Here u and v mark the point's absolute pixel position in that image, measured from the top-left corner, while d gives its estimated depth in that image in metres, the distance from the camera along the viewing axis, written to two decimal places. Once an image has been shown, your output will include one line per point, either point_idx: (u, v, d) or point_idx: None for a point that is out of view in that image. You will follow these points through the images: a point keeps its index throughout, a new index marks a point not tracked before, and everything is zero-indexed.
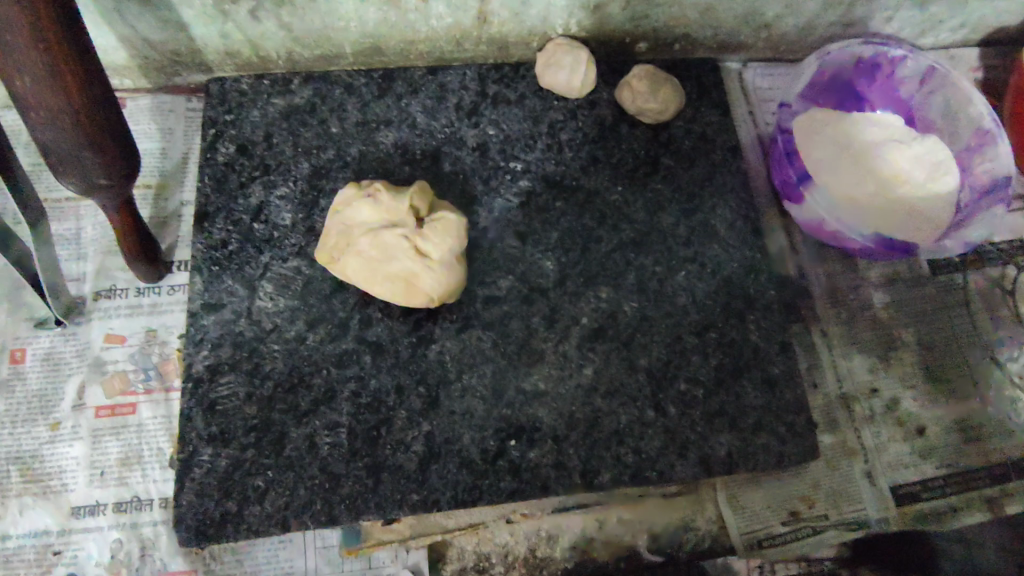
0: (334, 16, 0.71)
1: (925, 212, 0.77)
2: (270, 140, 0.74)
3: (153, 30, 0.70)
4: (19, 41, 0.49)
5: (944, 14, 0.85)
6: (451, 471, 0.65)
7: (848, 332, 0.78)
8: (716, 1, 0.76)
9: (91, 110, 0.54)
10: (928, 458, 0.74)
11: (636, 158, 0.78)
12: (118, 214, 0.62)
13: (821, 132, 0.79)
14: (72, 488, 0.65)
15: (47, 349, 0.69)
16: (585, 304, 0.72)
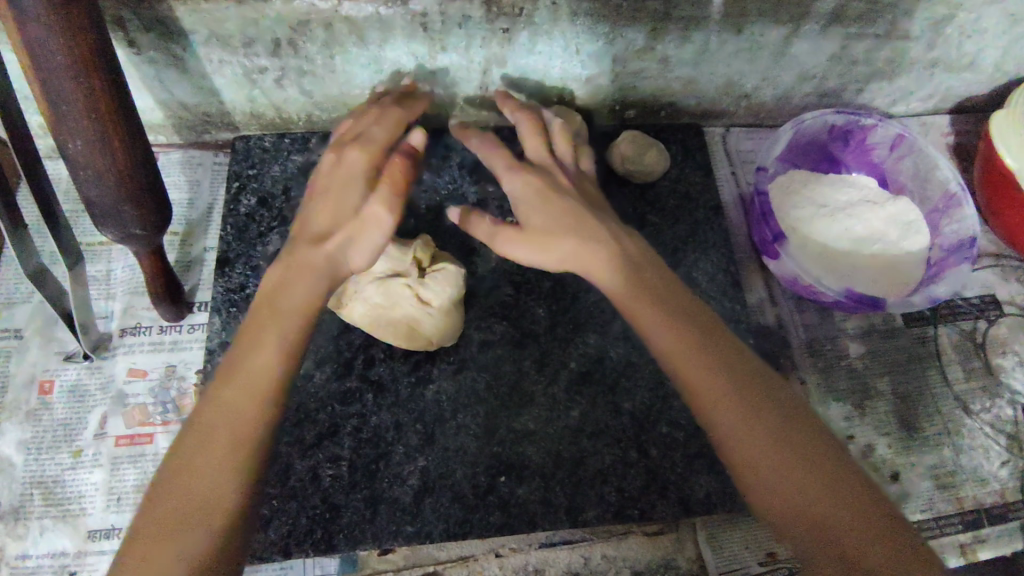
0: (351, 85, 0.79)
1: (896, 269, 0.83)
2: (288, 192, 0.81)
3: (188, 95, 0.78)
4: (75, 110, 0.57)
5: (913, 87, 0.91)
6: (444, 504, 0.68)
7: (825, 380, 0.82)
8: (696, 75, 0.83)
9: (132, 169, 0.61)
10: (902, 503, 0.78)
11: (624, 215, 0.84)
12: (150, 260, 0.69)
13: (797, 194, 0.86)
14: (90, 511, 0.69)
15: (74, 381, 0.74)
16: (574, 349, 0.77)
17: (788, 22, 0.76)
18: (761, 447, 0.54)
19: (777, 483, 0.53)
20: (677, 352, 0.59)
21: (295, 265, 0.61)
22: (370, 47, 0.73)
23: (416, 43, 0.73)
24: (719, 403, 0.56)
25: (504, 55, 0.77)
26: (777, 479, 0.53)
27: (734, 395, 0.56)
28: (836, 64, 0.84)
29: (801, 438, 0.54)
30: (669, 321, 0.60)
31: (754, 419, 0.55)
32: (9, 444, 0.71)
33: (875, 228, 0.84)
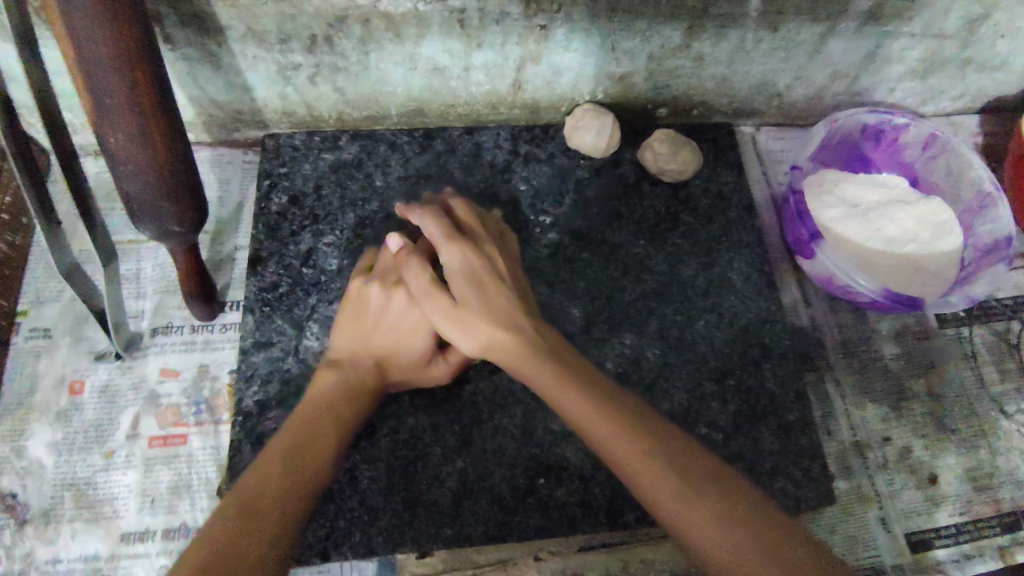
0: (384, 82, 0.78)
1: (930, 269, 0.82)
2: (319, 191, 0.81)
3: (220, 92, 0.77)
4: (118, 104, 0.56)
5: (945, 86, 0.91)
6: (483, 507, 0.68)
7: (860, 382, 0.81)
8: (730, 73, 0.83)
9: (172, 165, 0.60)
10: (939, 505, 0.77)
11: (657, 214, 0.83)
12: (184, 257, 0.68)
13: (829, 194, 0.85)
14: (123, 514, 0.68)
15: (105, 381, 0.73)
16: (610, 349, 0.76)
17: (825, 20, 0.76)
18: (702, 511, 0.50)
19: (719, 545, 0.49)
20: (601, 429, 0.56)
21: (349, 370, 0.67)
22: (406, 44, 0.73)
23: (453, 40, 0.73)
24: (651, 473, 0.53)
25: (540, 52, 0.76)
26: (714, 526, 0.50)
27: (662, 459, 0.53)
28: (870, 63, 0.84)
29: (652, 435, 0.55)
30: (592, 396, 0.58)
31: (684, 486, 0.52)
32: (41, 446, 0.70)
33: (907, 228, 0.83)
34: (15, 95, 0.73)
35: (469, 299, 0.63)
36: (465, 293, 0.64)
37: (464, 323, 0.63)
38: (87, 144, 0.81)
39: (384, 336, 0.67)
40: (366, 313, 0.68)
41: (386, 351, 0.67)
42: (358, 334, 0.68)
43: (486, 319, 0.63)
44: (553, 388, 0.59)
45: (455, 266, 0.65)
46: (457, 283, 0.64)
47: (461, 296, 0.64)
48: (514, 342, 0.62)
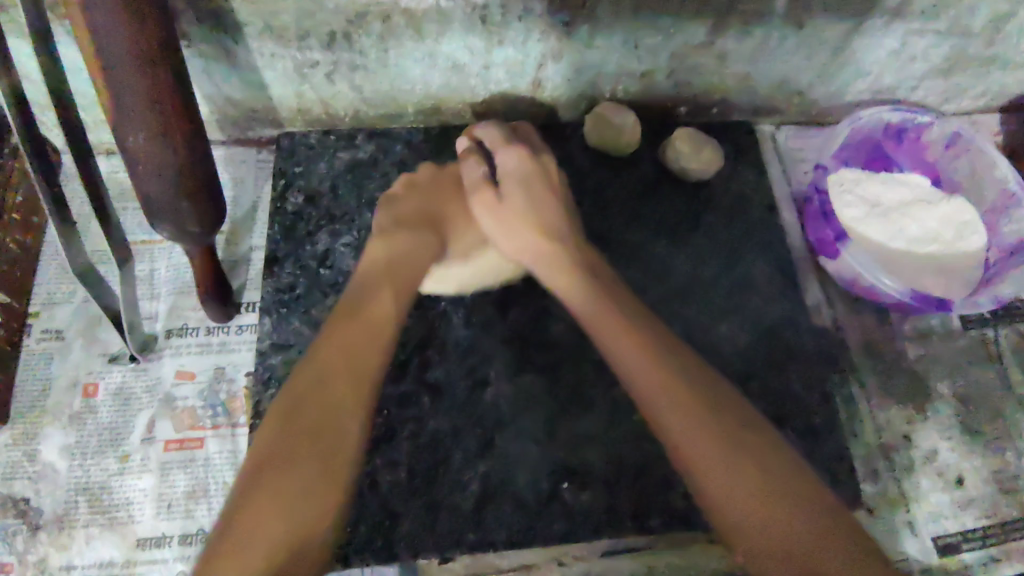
0: (402, 80, 0.77)
1: (955, 268, 0.80)
2: (336, 191, 0.79)
3: (236, 90, 0.76)
4: (138, 101, 0.55)
5: (968, 84, 0.89)
6: (506, 512, 0.66)
7: (885, 383, 0.80)
8: (753, 71, 0.81)
9: (191, 165, 0.59)
10: (967, 509, 0.76)
11: (678, 214, 0.82)
12: (202, 258, 0.66)
13: (852, 191, 0.83)
14: (139, 519, 0.67)
15: (119, 384, 0.72)
16: None
17: (851, 17, 0.75)
18: (744, 505, 0.49)
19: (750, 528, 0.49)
20: (660, 399, 0.55)
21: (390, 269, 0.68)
22: (426, 41, 0.71)
23: (474, 36, 0.72)
24: (698, 450, 0.52)
25: (561, 49, 0.75)
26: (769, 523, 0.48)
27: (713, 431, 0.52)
28: (893, 61, 0.83)
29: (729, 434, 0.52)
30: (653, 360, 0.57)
31: (729, 455, 0.51)
32: (54, 449, 0.69)
33: (930, 228, 0.81)
34: (30, 94, 0.72)
35: (519, 200, 0.69)
36: (516, 193, 0.69)
37: (510, 219, 0.69)
38: (99, 143, 0.80)
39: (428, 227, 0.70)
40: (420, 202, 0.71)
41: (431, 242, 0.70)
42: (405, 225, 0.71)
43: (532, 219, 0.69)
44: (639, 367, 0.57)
45: (510, 167, 0.70)
46: (511, 183, 0.70)
47: (510, 198, 0.69)
48: (550, 248, 0.68)
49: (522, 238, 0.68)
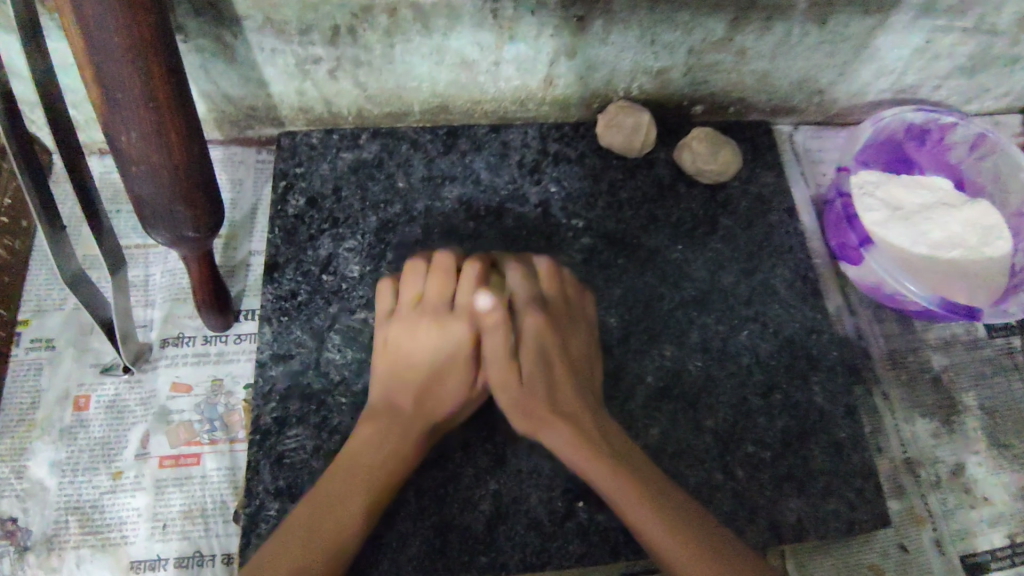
0: (408, 77, 0.74)
1: (981, 275, 0.77)
2: (339, 193, 0.76)
3: (234, 87, 0.73)
4: (130, 98, 0.51)
5: (992, 83, 0.86)
6: (519, 533, 0.63)
7: (909, 394, 0.77)
8: (772, 69, 0.78)
9: (188, 167, 0.55)
10: (995, 526, 0.73)
11: (695, 218, 0.79)
12: (198, 265, 0.63)
13: (874, 195, 0.80)
14: (133, 540, 0.63)
15: (111, 397, 0.69)
16: (649, 362, 0.72)
17: (879, 12, 0.71)
18: None
19: None
20: (632, 508, 0.54)
21: (385, 409, 0.62)
22: (434, 36, 0.68)
23: (484, 32, 0.68)
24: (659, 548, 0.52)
25: (575, 45, 0.71)
26: None
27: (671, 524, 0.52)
28: (918, 59, 0.80)
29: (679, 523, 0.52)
30: (634, 488, 0.55)
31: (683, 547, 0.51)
32: (42, 466, 0.66)
33: (953, 232, 0.78)
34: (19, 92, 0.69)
35: (533, 376, 0.62)
36: (536, 374, 0.62)
37: (513, 383, 0.62)
38: (91, 142, 0.77)
39: (425, 371, 0.63)
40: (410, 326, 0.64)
41: (425, 387, 0.63)
42: (402, 356, 0.64)
43: (530, 379, 0.62)
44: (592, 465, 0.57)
45: (538, 339, 0.63)
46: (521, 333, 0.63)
47: (530, 378, 0.62)
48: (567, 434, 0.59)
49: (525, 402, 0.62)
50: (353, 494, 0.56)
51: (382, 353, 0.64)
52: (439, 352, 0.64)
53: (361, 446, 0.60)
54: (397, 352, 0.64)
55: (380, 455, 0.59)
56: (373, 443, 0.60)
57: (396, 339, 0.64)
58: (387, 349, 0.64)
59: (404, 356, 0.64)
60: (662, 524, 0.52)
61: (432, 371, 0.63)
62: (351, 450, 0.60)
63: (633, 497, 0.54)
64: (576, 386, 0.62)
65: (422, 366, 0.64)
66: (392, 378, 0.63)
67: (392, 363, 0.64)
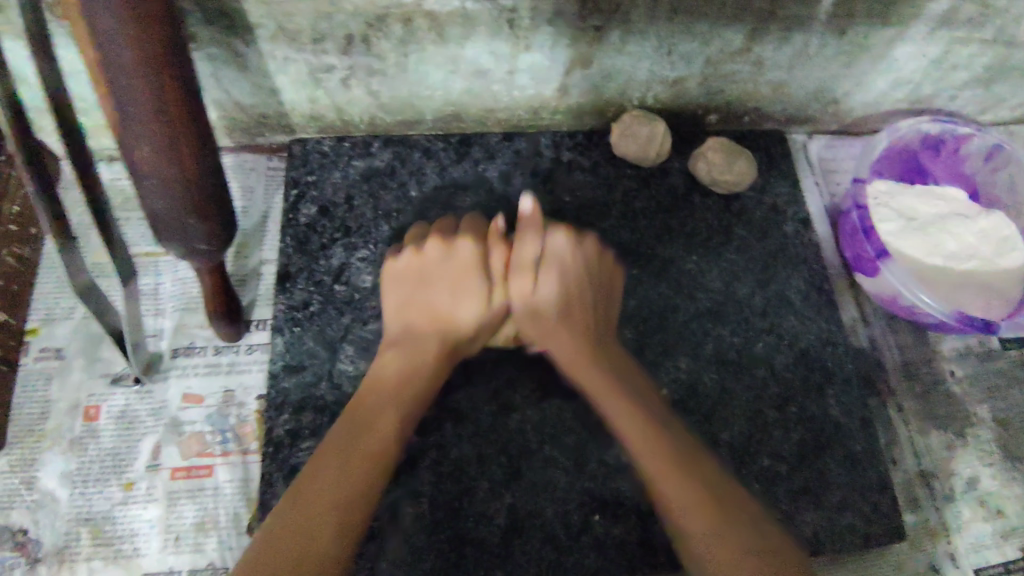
0: (421, 86, 0.73)
1: (998, 287, 0.76)
2: (351, 201, 0.75)
3: (246, 95, 0.72)
4: (143, 111, 0.50)
5: (1009, 94, 0.85)
6: (535, 546, 0.63)
7: (924, 407, 0.77)
8: (788, 79, 0.78)
9: (200, 179, 0.54)
10: (1010, 539, 0.72)
11: (709, 228, 0.78)
12: (210, 277, 0.63)
13: (889, 205, 0.79)
14: (145, 553, 0.63)
15: (122, 407, 0.68)
16: (664, 374, 0.71)
17: (897, 24, 0.71)
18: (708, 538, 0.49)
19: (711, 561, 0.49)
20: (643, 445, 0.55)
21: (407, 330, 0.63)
22: (449, 45, 0.67)
23: (499, 41, 0.68)
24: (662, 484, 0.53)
25: (591, 55, 0.71)
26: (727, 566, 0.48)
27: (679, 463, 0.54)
28: (935, 69, 0.79)
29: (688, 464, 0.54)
30: (635, 410, 0.58)
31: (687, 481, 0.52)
32: (52, 477, 0.65)
33: (968, 244, 0.77)
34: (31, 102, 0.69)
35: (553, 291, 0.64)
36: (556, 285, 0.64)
37: (531, 292, 0.63)
38: (100, 149, 0.76)
39: (444, 288, 0.63)
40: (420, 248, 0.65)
41: (445, 306, 0.63)
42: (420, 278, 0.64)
43: (548, 291, 0.64)
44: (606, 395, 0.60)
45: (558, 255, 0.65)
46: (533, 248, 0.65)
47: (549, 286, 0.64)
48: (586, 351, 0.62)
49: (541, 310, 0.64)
50: (384, 416, 0.57)
51: (398, 279, 0.65)
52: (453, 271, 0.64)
53: (390, 376, 0.60)
54: (415, 275, 0.65)
55: (405, 387, 0.60)
56: (403, 374, 0.60)
57: (413, 265, 0.65)
58: (405, 273, 0.65)
59: (421, 277, 0.64)
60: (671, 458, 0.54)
61: (447, 283, 0.63)
62: (374, 385, 0.60)
63: (645, 433, 0.56)
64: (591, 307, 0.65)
65: (443, 285, 0.64)
66: (411, 300, 0.64)
67: (411, 284, 0.65)
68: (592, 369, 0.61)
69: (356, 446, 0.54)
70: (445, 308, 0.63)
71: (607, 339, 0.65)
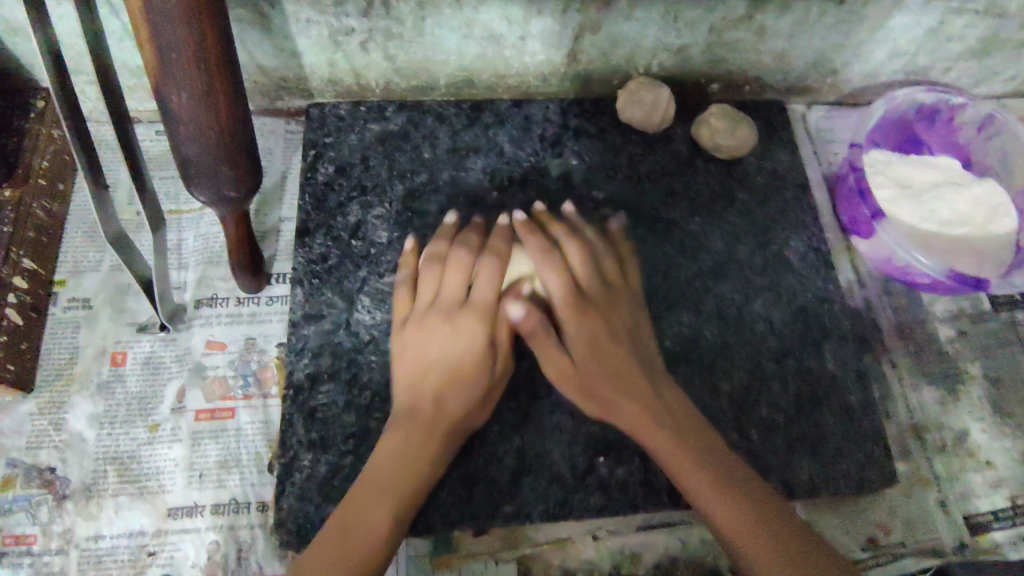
0: (436, 50, 0.76)
1: (987, 251, 0.79)
2: (366, 162, 0.78)
3: (268, 57, 0.75)
4: (184, 59, 0.53)
5: (1001, 67, 0.88)
6: (542, 485, 0.66)
7: (917, 364, 0.80)
8: (788, 48, 0.81)
9: (233, 128, 0.58)
10: (999, 489, 0.75)
11: (711, 192, 0.81)
12: (236, 227, 0.66)
13: (886, 172, 0.82)
14: (170, 489, 0.66)
15: (147, 353, 0.71)
16: (668, 328, 0.74)
17: None
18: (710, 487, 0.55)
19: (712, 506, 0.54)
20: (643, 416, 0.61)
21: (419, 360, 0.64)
22: (465, 9, 0.70)
23: (513, 5, 0.71)
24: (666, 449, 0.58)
25: (599, 20, 0.74)
26: (726, 509, 0.54)
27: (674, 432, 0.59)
28: (930, 40, 0.82)
29: (682, 425, 0.60)
30: (642, 386, 0.62)
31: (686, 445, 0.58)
32: (81, 419, 0.68)
33: (961, 211, 0.80)
34: (75, 62, 0.73)
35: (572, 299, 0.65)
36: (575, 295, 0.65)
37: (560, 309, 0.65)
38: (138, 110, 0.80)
39: (460, 314, 0.64)
40: (427, 298, 0.66)
41: (462, 332, 0.63)
42: (433, 312, 0.65)
43: (569, 302, 0.64)
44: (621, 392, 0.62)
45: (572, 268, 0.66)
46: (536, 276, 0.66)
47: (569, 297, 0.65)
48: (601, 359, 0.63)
49: (559, 341, 0.64)
50: (409, 431, 0.61)
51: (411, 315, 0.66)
52: (470, 300, 0.64)
53: (408, 398, 0.63)
54: (432, 307, 0.65)
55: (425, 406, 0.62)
56: (421, 393, 0.63)
57: (426, 297, 0.66)
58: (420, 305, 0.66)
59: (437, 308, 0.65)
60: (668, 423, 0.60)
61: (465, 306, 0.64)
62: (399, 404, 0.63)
63: (645, 409, 0.61)
64: (610, 312, 0.65)
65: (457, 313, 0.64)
66: (426, 332, 0.64)
67: (426, 315, 0.65)
68: (621, 397, 0.62)
69: (393, 466, 0.59)
70: (465, 353, 0.63)
71: (630, 349, 0.65)
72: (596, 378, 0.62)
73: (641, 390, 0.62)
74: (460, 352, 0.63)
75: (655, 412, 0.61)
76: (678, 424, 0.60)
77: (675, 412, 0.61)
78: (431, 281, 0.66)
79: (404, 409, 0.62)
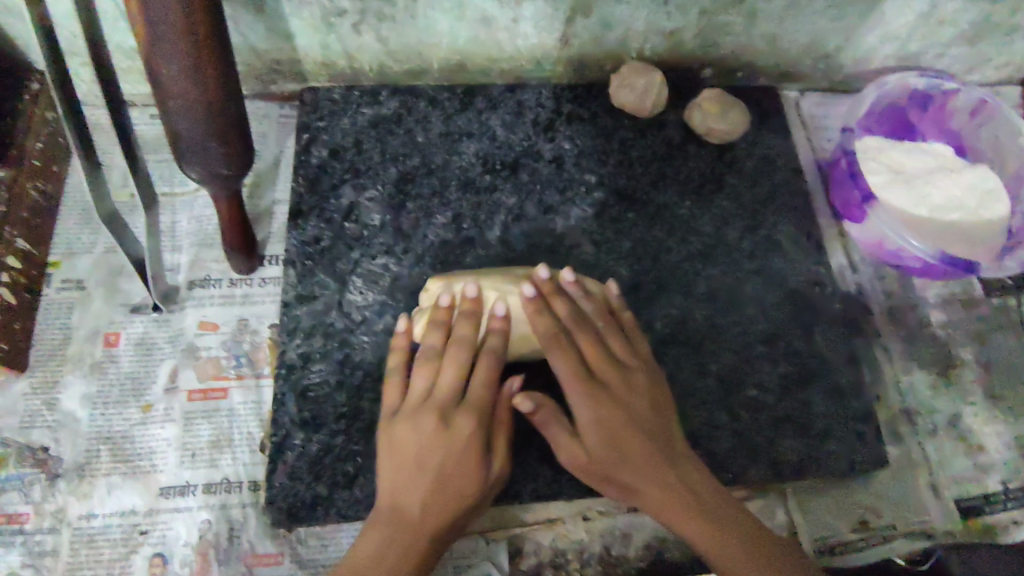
0: (429, 33, 0.76)
1: (981, 236, 0.79)
2: (359, 145, 0.78)
3: (261, 39, 0.75)
4: (173, 33, 0.53)
5: (992, 53, 0.88)
6: (532, 464, 0.66)
7: (907, 348, 0.80)
8: (781, 32, 0.81)
9: (224, 104, 0.58)
10: (989, 472, 0.76)
11: (703, 175, 0.82)
12: (227, 205, 0.66)
13: (878, 157, 0.82)
14: (162, 468, 0.66)
15: (141, 334, 0.71)
16: (659, 310, 0.74)
17: None
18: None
19: None
20: (675, 509, 0.58)
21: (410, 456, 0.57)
22: None
23: None
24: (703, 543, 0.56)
25: (591, 3, 0.74)
26: None
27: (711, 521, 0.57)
28: (922, 25, 0.82)
29: (714, 513, 0.57)
30: (667, 475, 0.58)
31: (724, 536, 0.56)
32: (74, 399, 0.68)
33: (954, 197, 0.80)
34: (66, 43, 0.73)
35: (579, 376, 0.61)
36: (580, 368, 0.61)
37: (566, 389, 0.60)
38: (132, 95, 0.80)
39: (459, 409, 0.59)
40: (422, 389, 0.60)
41: (462, 427, 0.58)
42: (428, 407, 0.59)
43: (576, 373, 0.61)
44: (643, 478, 0.58)
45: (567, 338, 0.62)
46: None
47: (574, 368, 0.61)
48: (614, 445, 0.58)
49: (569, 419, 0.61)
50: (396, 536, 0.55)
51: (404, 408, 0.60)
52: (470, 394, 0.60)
53: (394, 499, 0.57)
54: (427, 403, 0.59)
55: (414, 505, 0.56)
56: (408, 493, 0.56)
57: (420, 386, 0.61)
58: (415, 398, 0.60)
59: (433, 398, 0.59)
60: (702, 515, 0.57)
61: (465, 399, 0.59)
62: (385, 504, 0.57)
63: (677, 502, 0.58)
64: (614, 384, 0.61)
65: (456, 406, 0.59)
66: (418, 424, 0.58)
67: (418, 411, 0.59)
68: (647, 485, 0.58)
69: (379, 569, 0.54)
70: (461, 455, 0.57)
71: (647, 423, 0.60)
72: (617, 466, 0.58)
73: (669, 480, 0.58)
74: (456, 457, 0.57)
75: (686, 502, 0.58)
76: (712, 513, 0.57)
77: (709, 501, 0.58)
78: (425, 374, 0.61)
79: (392, 508, 0.57)
